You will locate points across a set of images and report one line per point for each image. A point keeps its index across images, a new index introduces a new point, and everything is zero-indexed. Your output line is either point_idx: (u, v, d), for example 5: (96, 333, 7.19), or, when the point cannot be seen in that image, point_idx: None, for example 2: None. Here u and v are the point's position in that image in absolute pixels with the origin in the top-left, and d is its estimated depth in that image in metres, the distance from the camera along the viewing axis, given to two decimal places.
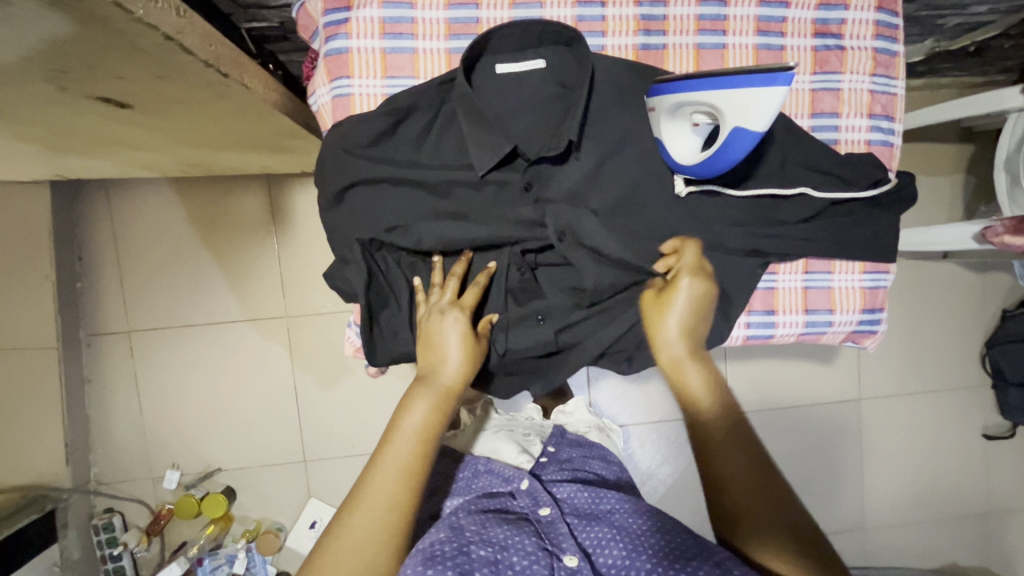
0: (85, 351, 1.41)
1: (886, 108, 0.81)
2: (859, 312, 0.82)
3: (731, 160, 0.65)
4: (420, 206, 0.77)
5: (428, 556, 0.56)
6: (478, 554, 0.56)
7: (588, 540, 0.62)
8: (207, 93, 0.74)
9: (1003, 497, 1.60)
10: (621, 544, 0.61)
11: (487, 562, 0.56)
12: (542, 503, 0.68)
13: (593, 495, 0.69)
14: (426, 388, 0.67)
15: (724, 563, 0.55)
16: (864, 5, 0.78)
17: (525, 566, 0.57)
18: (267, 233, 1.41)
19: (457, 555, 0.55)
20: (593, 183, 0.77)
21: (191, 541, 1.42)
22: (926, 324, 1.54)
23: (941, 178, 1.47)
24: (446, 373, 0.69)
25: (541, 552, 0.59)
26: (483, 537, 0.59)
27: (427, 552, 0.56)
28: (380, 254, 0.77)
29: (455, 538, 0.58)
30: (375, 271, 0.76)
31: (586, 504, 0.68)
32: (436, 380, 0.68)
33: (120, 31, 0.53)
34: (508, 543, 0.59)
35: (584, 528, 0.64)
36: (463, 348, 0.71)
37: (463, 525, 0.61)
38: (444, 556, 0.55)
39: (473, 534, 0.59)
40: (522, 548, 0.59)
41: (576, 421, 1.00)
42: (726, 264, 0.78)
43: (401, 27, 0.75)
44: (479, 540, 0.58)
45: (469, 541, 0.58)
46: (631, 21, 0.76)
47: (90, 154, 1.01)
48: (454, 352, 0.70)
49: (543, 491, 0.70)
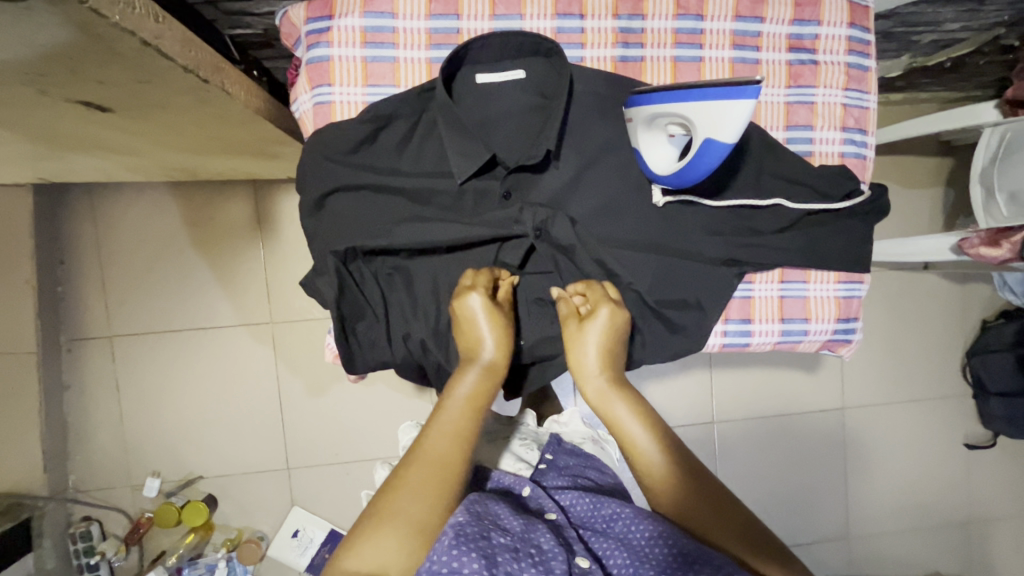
0: (66, 357, 1.40)
1: (859, 122, 0.83)
2: (834, 321, 0.84)
3: (701, 172, 0.67)
4: (398, 212, 0.77)
5: (454, 536, 0.54)
6: (499, 542, 0.55)
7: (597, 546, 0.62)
8: (189, 99, 0.75)
9: (986, 506, 1.61)
10: (631, 549, 0.60)
11: (509, 549, 0.55)
12: (546, 510, 0.68)
13: (595, 501, 0.68)
14: (471, 367, 0.68)
15: (726, 567, 0.56)
16: (837, 21, 0.80)
17: (544, 558, 0.55)
18: (253, 239, 1.41)
19: (480, 539, 0.55)
20: (572, 192, 0.78)
21: (171, 549, 1.40)
22: (909, 334, 1.56)
23: (920, 190, 1.50)
24: (488, 352, 0.69)
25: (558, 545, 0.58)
26: (502, 523, 0.58)
27: (454, 529, 0.55)
28: (354, 266, 0.77)
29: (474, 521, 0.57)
30: (349, 284, 0.76)
31: (589, 513, 0.67)
32: (478, 360, 0.69)
33: (97, 36, 0.53)
34: (527, 534, 0.58)
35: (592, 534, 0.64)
36: (503, 326, 0.71)
37: (482, 509, 0.59)
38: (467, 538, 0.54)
39: (492, 520, 0.58)
40: (540, 540, 0.57)
41: (572, 432, 0.95)
42: (703, 273, 0.79)
43: (382, 36, 0.75)
44: (498, 527, 0.57)
45: (490, 527, 0.57)
46: (609, 33, 0.78)
47: (74, 158, 1.00)
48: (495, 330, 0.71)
49: (547, 497, 0.69)
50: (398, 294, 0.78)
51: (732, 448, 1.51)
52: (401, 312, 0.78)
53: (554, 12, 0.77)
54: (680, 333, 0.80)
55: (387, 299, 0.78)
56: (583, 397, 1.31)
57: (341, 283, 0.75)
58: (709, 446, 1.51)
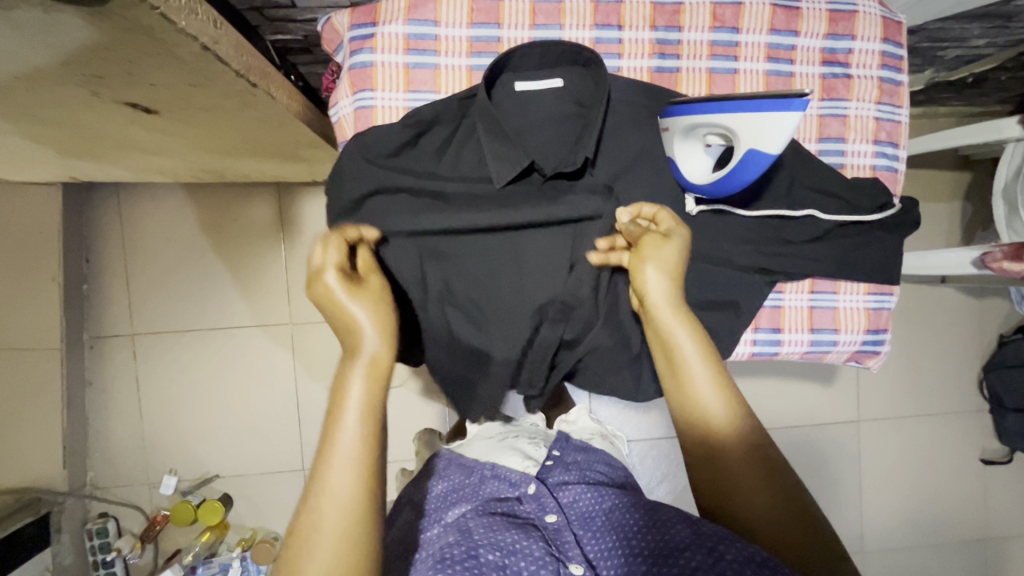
0: (88, 353, 1.41)
1: (890, 135, 0.84)
2: (862, 332, 0.84)
3: (745, 180, 0.68)
4: (461, 241, 0.77)
5: (439, 560, 0.58)
6: (486, 559, 0.59)
7: (594, 549, 0.64)
8: (234, 102, 0.76)
9: (1002, 523, 1.60)
10: (623, 546, 0.63)
11: (495, 566, 0.59)
12: (548, 509, 0.69)
13: (596, 497, 0.69)
14: (351, 367, 0.58)
15: (717, 548, 0.58)
16: (871, 36, 0.81)
17: (530, 572, 0.60)
18: (276, 241, 1.42)
19: (467, 558, 0.58)
20: (608, 198, 0.79)
21: (186, 548, 1.41)
22: (926, 346, 1.56)
23: (939, 205, 1.51)
24: (368, 339, 0.59)
25: (548, 558, 0.62)
26: (493, 540, 0.62)
27: (438, 555, 0.59)
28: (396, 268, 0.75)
29: (462, 542, 0.61)
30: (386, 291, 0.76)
31: (591, 509, 0.69)
32: (358, 357, 0.58)
33: (160, 40, 0.55)
34: (516, 548, 0.62)
35: (590, 537, 0.65)
36: (374, 306, 0.61)
37: (471, 529, 0.64)
38: (453, 560, 0.58)
39: (482, 538, 0.62)
40: (528, 553, 0.62)
41: (580, 429, 1.02)
42: (735, 280, 0.80)
43: (425, 44, 0.77)
44: (488, 544, 0.62)
45: (478, 545, 0.61)
46: (646, 44, 0.79)
47: (108, 158, 1.02)
48: (366, 313, 0.60)
49: (549, 496, 0.70)
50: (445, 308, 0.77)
51: None
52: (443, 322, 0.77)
53: (593, 22, 0.78)
54: (710, 337, 0.81)
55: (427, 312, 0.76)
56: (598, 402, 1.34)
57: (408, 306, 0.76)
58: None
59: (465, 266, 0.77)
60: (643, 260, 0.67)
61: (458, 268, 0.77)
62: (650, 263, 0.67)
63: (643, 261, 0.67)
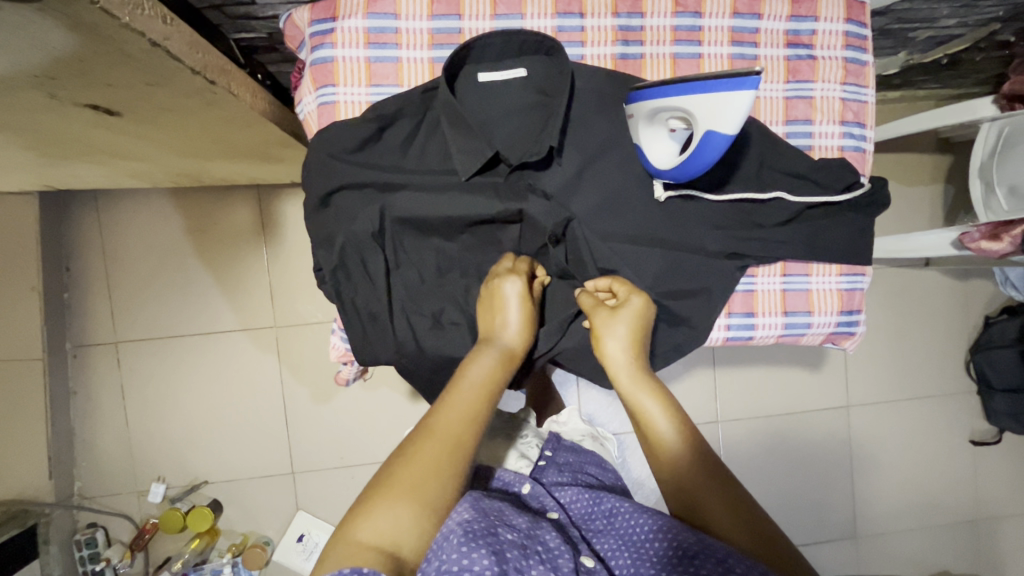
0: (72, 362, 1.40)
1: (857, 116, 0.83)
2: (836, 314, 0.84)
3: (705, 163, 0.68)
4: (422, 246, 0.79)
5: (463, 534, 0.51)
6: (507, 538, 0.54)
7: (601, 547, 0.63)
8: (197, 101, 0.76)
9: (994, 504, 1.60)
10: (629, 549, 0.61)
11: (517, 545, 0.53)
12: (547, 507, 0.68)
13: (596, 497, 0.69)
14: (489, 347, 0.67)
15: (728, 562, 0.54)
16: (834, 17, 0.81)
17: (548, 557, 0.54)
18: (257, 243, 1.41)
19: (488, 534, 0.53)
20: (576, 186, 0.79)
21: (176, 556, 1.40)
22: (913, 330, 1.56)
23: (919, 188, 1.51)
24: (508, 337, 0.68)
25: (564, 546, 0.57)
26: (507, 520, 0.57)
27: (461, 529, 0.52)
28: (364, 251, 0.77)
29: (482, 519, 0.54)
30: (346, 275, 0.77)
31: (589, 509, 0.68)
32: (498, 342, 0.68)
33: (109, 37, 0.54)
34: (531, 533, 0.57)
35: (595, 536, 0.65)
36: (526, 309, 0.71)
37: (484, 508, 0.57)
38: (478, 534, 0.52)
39: (498, 517, 0.56)
40: (544, 540, 0.57)
41: (571, 430, 1.01)
42: (705, 266, 0.80)
43: (385, 37, 0.76)
44: (505, 524, 0.56)
45: (496, 523, 0.55)
46: (609, 31, 0.79)
47: (80, 163, 1.01)
48: (516, 312, 0.70)
49: (547, 495, 0.70)
50: (406, 308, 0.78)
51: (738, 449, 1.51)
52: (405, 315, 0.78)
53: (555, 10, 0.78)
54: (683, 323, 0.81)
55: (391, 299, 0.78)
56: (586, 395, 1.35)
57: (375, 311, 0.77)
58: (713, 445, 1.51)
59: (427, 257, 0.79)
60: (602, 332, 0.71)
61: (419, 256, 0.79)
62: (610, 330, 0.70)
63: (601, 334, 0.71)
